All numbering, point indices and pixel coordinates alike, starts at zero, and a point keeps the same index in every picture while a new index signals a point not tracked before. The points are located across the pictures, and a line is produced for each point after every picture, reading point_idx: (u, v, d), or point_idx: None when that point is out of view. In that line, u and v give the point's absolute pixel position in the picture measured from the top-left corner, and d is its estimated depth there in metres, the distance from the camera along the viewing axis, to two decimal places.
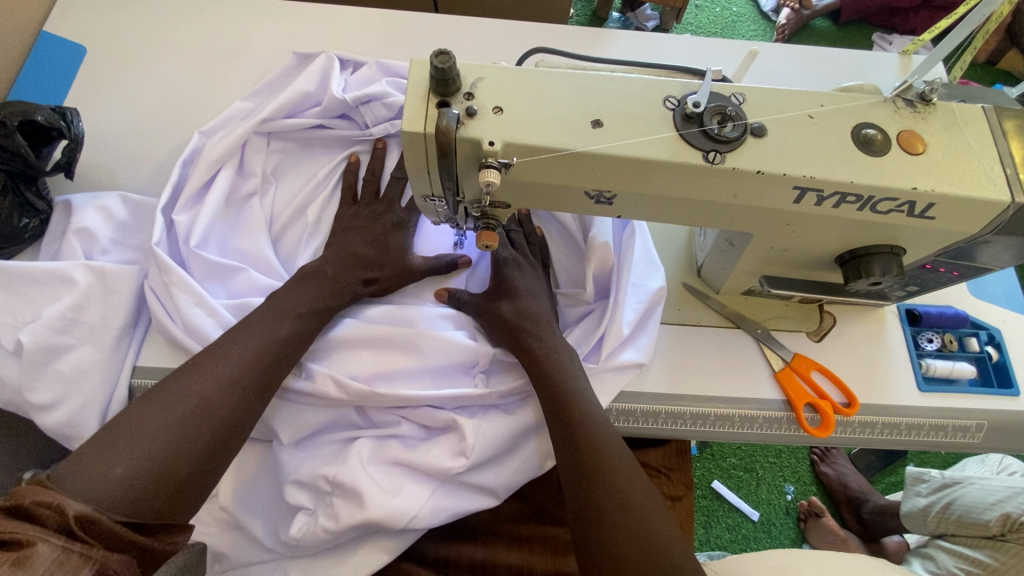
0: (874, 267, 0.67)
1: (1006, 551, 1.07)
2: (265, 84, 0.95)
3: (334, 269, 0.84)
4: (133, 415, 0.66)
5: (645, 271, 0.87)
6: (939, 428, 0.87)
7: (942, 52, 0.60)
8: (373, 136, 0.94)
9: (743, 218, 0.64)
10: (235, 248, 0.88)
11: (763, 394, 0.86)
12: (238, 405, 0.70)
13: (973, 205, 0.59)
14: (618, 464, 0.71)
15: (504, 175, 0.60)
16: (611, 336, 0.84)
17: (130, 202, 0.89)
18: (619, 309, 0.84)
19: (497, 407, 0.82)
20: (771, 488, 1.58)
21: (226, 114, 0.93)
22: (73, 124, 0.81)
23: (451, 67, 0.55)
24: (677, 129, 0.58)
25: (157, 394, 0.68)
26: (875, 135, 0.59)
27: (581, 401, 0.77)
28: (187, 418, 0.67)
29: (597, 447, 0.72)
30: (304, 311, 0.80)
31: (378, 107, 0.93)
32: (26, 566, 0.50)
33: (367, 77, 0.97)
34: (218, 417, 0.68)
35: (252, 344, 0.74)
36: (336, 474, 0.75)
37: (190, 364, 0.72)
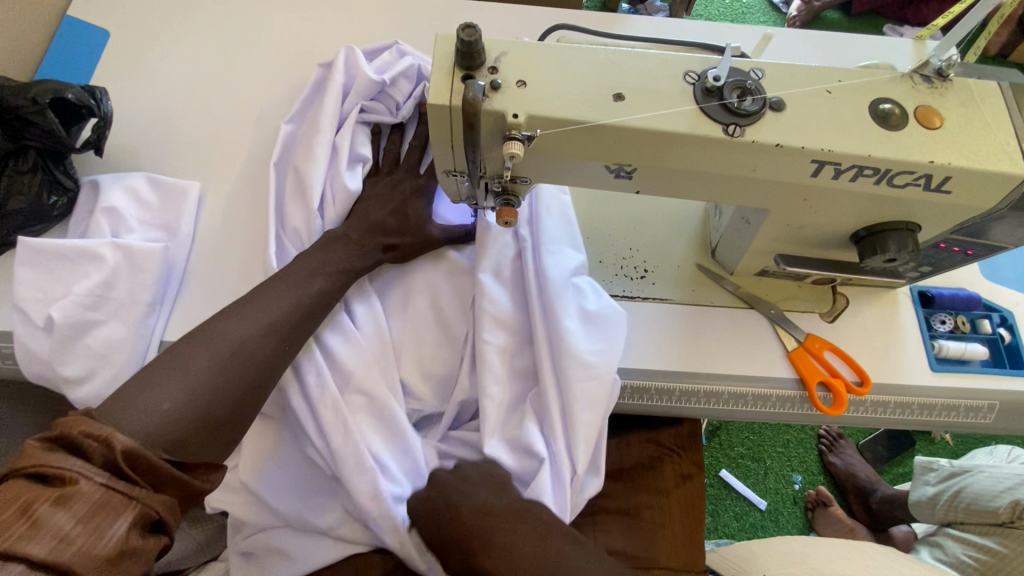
0: (890, 243, 0.68)
1: (1013, 536, 1.07)
2: (301, 101, 0.96)
3: (357, 232, 0.85)
4: (173, 357, 0.68)
5: (586, 301, 0.84)
6: (951, 407, 0.87)
7: (958, 34, 0.59)
8: (395, 111, 0.94)
9: (760, 192, 0.65)
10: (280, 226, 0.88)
11: (776, 373, 0.87)
12: (274, 353, 0.73)
13: (989, 179, 0.60)
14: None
15: (527, 148, 0.62)
16: (583, 375, 0.79)
17: (155, 183, 0.90)
18: (575, 398, 0.78)
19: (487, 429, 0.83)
20: (780, 478, 1.59)
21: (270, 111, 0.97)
22: (102, 102, 0.82)
23: (477, 40, 0.56)
24: (697, 102, 0.59)
25: (197, 337, 0.71)
26: (892, 110, 0.60)
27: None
28: (226, 361, 0.69)
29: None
30: (338, 269, 0.82)
31: (404, 82, 0.94)
32: (66, 506, 0.52)
33: (388, 61, 0.96)
34: (253, 363, 0.70)
35: (287, 298, 0.76)
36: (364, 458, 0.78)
37: (229, 309, 0.74)
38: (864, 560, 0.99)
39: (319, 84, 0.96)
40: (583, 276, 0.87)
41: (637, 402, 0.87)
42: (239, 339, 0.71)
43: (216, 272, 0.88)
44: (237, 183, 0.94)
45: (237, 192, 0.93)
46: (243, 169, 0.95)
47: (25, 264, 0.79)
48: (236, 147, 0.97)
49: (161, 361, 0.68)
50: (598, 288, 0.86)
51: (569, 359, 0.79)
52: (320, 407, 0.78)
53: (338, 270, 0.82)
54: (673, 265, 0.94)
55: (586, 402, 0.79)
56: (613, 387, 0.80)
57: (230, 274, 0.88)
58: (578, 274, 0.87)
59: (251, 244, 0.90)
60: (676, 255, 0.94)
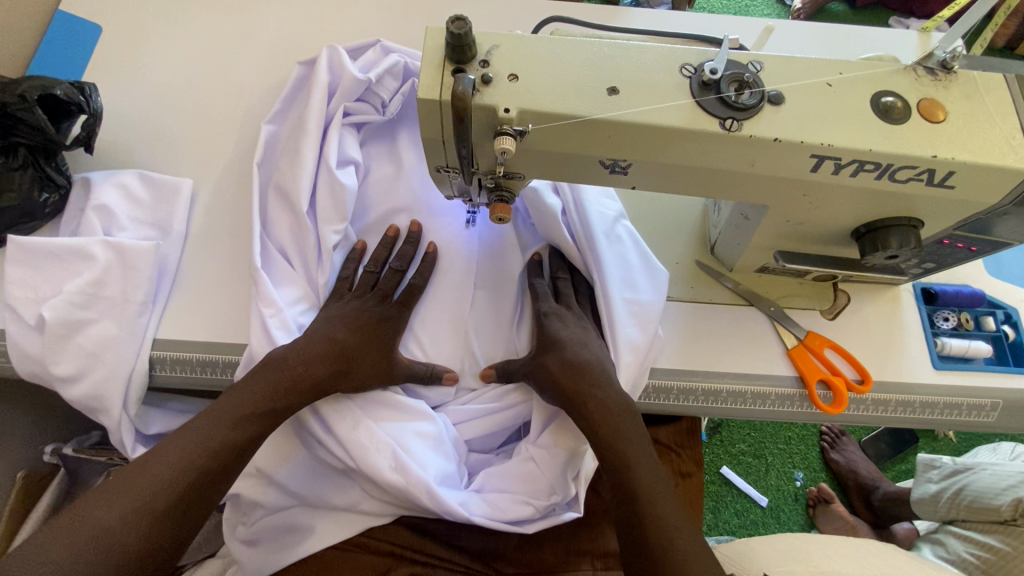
0: (891, 239, 0.66)
1: (1015, 535, 1.05)
2: (281, 101, 0.95)
3: (297, 357, 0.77)
4: (27, 551, 0.60)
5: (629, 247, 0.88)
6: (954, 406, 0.86)
7: (963, 27, 0.58)
8: (389, 111, 0.94)
9: (757, 188, 0.64)
10: (280, 247, 0.88)
11: (775, 371, 0.86)
12: (168, 531, 0.65)
13: (993, 173, 0.58)
14: (660, 490, 0.73)
15: (519, 144, 0.61)
16: (634, 314, 0.84)
17: (147, 179, 0.89)
18: (621, 342, 0.82)
19: (492, 416, 0.87)
20: (781, 474, 1.58)
21: (259, 138, 0.93)
22: (92, 98, 0.82)
23: (467, 33, 0.55)
24: (693, 96, 0.58)
25: (66, 520, 0.63)
26: (894, 103, 0.59)
27: (645, 475, 0.74)
28: (94, 555, 0.61)
29: (642, 473, 0.74)
30: (247, 415, 0.73)
31: (389, 80, 0.94)
32: None
33: (372, 59, 0.96)
34: (133, 548, 0.63)
35: (177, 458, 0.68)
36: (383, 450, 0.78)
37: (190, 421, 0.73)
38: (864, 551, 0.98)
39: (301, 83, 0.96)
40: (624, 224, 0.89)
41: (650, 401, 0.86)
42: (127, 507, 0.64)
43: (210, 268, 0.87)
44: (231, 180, 0.93)
45: (230, 191, 0.93)
46: (236, 166, 0.94)
47: (13, 262, 0.79)
48: (228, 145, 0.96)
49: (17, 553, 0.60)
50: (638, 239, 0.89)
51: (619, 307, 0.84)
52: (329, 407, 0.80)
53: (247, 416, 0.73)
54: (671, 262, 0.93)
55: (628, 347, 0.83)
56: (654, 336, 0.84)
57: (225, 270, 0.87)
58: (619, 221, 0.89)
59: (246, 240, 0.90)
60: (674, 252, 0.93)
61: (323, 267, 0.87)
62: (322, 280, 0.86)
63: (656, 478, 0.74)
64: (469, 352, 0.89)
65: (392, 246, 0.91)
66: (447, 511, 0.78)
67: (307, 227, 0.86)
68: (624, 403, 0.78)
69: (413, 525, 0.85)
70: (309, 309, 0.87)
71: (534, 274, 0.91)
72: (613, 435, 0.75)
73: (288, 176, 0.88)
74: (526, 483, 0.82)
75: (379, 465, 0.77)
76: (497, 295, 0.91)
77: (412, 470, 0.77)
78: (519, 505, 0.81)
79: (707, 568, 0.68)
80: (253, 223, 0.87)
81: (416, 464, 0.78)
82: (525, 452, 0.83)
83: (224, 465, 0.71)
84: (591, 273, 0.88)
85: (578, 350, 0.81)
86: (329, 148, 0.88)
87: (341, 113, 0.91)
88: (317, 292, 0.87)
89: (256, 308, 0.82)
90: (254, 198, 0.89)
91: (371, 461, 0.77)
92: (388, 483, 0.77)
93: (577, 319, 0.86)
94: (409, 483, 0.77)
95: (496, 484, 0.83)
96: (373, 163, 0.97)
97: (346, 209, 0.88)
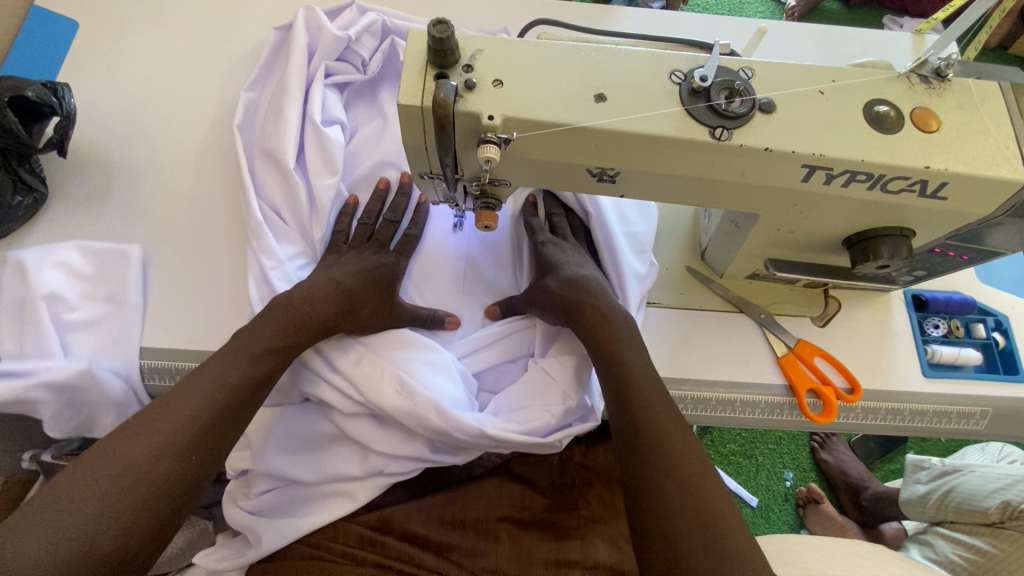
0: (883, 248, 0.65)
1: (1004, 538, 1.05)
2: (259, 69, 0.98)
3: (300, 298, 0.79)
4: (51, 491, 0.58)
5: None
6: (943, 414, 0.86)
7: (955, 30, 0.57)
8: (372, 68, 0.99)
9: (747, 198, 0.63)
10: (274, 207, 0.90)
11: (765, 378, 0.85)
12: (191, 469, 0.64)
13: (986, 184, 0.57)
14: (674, 429, 0.71)
15: (504, 151, 0.59)
16: (635, 244, 0.89)
17: (88, 251, 0.84)
18: (625, 271, 0.87)
19: (499, 345, 0.89)
20: (771, 474, 1.58)
21: (240, 105, 0.95)
22: (65, 100, 0.81)
23: (450, 37, 0.53)
24: (683, 104, 0.56)
25: (88, 460, 0.61)
26: (888, 112, 0.57)
27: (663, 418, 0.72)
28: (124, 488, 0.59)
29: (653, 413, 0.72)
30: (261, 352, 0.74)
31: (368, 39, 0.99)
32: None
33: (349, 19, 1.00)
34: (159, 483, 0.61)
35: (199, 394, 0.68)
36: (388, 376, 0.80)
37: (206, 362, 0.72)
38: (852, 549, 0.98)
39: (278, 49, 0.98)
40: None
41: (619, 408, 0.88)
42: (149, 445, 0.62)
43: (193, 270, 0.86)
44: (216, 180, 0.93)
45: (216, 190, 0.92)
46: (220, 165, 0.94)
47: None
48: (213, 147, 0.95)
49: (40, 494, 0.58)
50: None
51: (620, 238, 0.89)
52: (330, 345, 0.83)
53: (259, 354, 0.74)
54: (662, 268, 0.92)
55: (631, 276, 0.87)
56: (653, 264, 0.89)
57: (210, 271, 0.87)
58: None
59: (232, 237, 0.89)
60: (665, 257, 0.92)
61: (318, 221, 0.89)
62: (318, 235, 0.88)
63: (674, 420, 0.73)
64: (470, 300, 0.94)
65: (385, 199, 0.94)
66: (460, 427, 0.78)
67: (298, 183, 0.89)
68: (630, 331, 0.80)
69: (402, 531, 0.84)
70: (308, 264, 0.89)
71: (529, 213, 0.94)
72: (630, 380, 0.75)
73: (273, 136, 0.90)
74: (539, 394, 0.84)
75: (385, 393, 0.79)
76: (496, 252, 0.97)
77: (417, 391, 0.79)
78: (536, 412, 0.82)
79: (723, 504, 0.66)
80: (245, 184, 0.88)
81: (422, 386, 0.80)
82: (534, 372, 0.85)
83: (240, 403, 0.70)
84: (587, 207, 0.92)
85: (575, 270, 0.86)
86: (314, 104, 0.92)
87: (324, 71, 0.95)
88: (313, 247, 0.90)
89: (257, 260, 0.84)
90: (241, 160, 0.90)
91: (376, 389, 0.79)
92: (395, 408, 0.78)
93: (575, 250, 0.90)
94: (414, 407, 0.78)
95: (509, 401, 0.84)
96: (359, 123, 1.00)
97: (335, 163, 0.90)
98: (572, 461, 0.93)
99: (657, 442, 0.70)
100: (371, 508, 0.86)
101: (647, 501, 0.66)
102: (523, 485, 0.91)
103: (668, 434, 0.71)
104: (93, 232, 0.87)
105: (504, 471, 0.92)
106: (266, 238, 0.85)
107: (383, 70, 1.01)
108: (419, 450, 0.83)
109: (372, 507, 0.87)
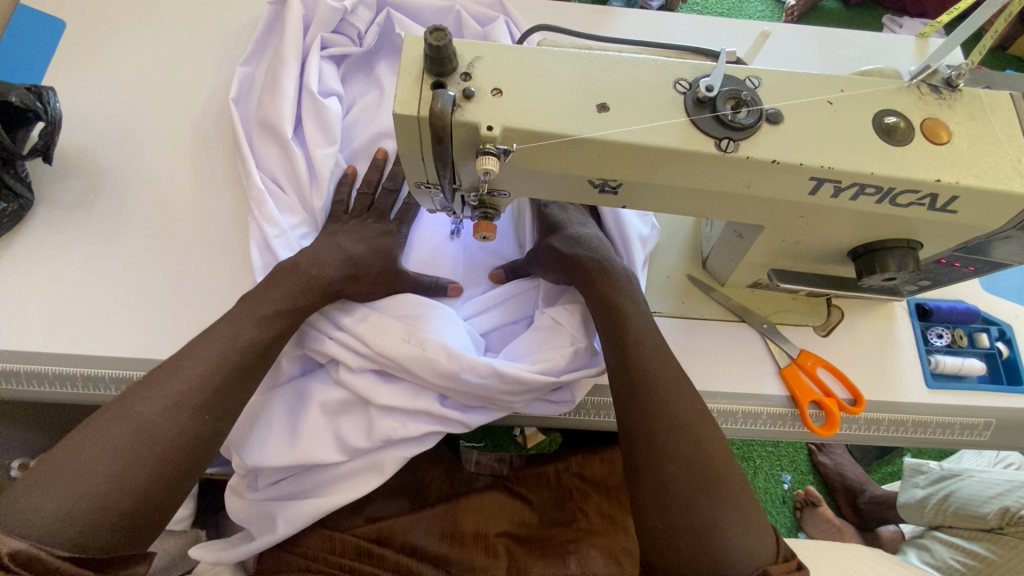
0: (890, 261, 0.64)
1: (1003, 543, 1.04)
2: (254, 43, 0.98)
3: (308, 263, 0.78)
4: (68, 450, 0.60)
5: None
6: (946, 425, 0.84)
7: (960, 35, 0.55)
8: (369, 38, 1.00)
9: (753, 210, 0.61)
10: (275, 178, 0.91)
11: (766, 389, 0.84)
12: (203, 427, 0.66)
13: (998, 198, 0.56)
14: (676, 390, 0.72)
15: (504, 162, 0.57)
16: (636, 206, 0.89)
17: None
18: (628, 233, 0.87)
19: (503, 305, 0.89)
20: (769, 477, 1.56)
21: (237, 78, 0.96)
22: (50, 105, 0.79)
23: (447, 45, 0.51)
24: (688, 114, 0.55)
25: (102, 420, 0.63)
26: (897, 123, 0.56)
27: (666, 381, 0.72)
28: (136, 448, 0.61)
29: (656, 374, 0.73)
30: (268, 315, 0.74)
31: (363, 12, 0.99)
32: None
33: None
34: (174, 440, 0.63)
35: (208, 355, 0.69)
36: (395, 328, 0.79)
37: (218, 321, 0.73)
38: (851, 553, 0.96)
39: (272, 25, 0.99)
40: None
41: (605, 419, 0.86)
42: (166, 403, 0.64)
43: (185, 274, 0.84)
44: (213, 179, 0.91)
45: (212, 189, 0.91)
46: (219, 163, 0.93)
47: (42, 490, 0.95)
48: (206, 147, 0.93)
49: (57, 452, 0.60)
50: None
51: None
52: (334, 306, 0.82)
53: (268, 318, 0.74)
54: (663, 276, 0.90)
55: (633, 237, 0.87)
56: (654, 225, 0.89)
57: (202, 273, 0.85)
58: None
59: (225, 238, 0.87)
60: (666, 265, 0.91)
61: (318, 190, 0.89)
62: (318, 204, 0.88)
63: (677, 381, 0.73)
64: (470, 271, 0.94)
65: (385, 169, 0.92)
66: (469, 365, 0.76)
67: (298, 153, 0.90)
68: (632, 288, 0.80)
69: (402, 544, 0.83)
70: (310, 234, 0.89)
71: None
72: (636, 342, 0.75)
73: (272, 107, 0.91)
74: (548, 339, 0.83)
75: (392, 338, 0.78)
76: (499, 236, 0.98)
77: (426, 336, 0.78)
78: (547, 353, 0.81)
79: (719, 461, 0.68)
80: (244, 156, 0.89)
81: (429, 334, 0.79)
82: (541, 322, 0.85)
83: (241, 373, 0.70)
84: None
85: (578, 229, 0.86)
86: (312, 75, 0.93)
87: (320, 44, 0.96)
88: (314, 217, 0.90)
89: (259, 228, 0.85)
90: (239, 132, 0.91)
91: (384, 340, 0.78)
92: (404, 354, 0.77)
93: (578, 210, 0.90)
94: (423, 353, 0.77)
95: (518, 349, 0.83)
96: (356, 96, 1.00)
97: (333, 132, 0.91)
98: (569, 473, 0.93)
99: (659, 404, 0.70)
100: (369, 520, 0.85)
101: (648, 456, 0.68)
102: (520, 501, 0.91)
103: (665, 388, 0.72)
104: (81, 238, 0.85)
105: (504, 487, 0.92)
106: (268, 208, 0.86)
107: (379, 43, 1.02)
108: (430, 402, 0.80)
109: (371, 519, 0.85)
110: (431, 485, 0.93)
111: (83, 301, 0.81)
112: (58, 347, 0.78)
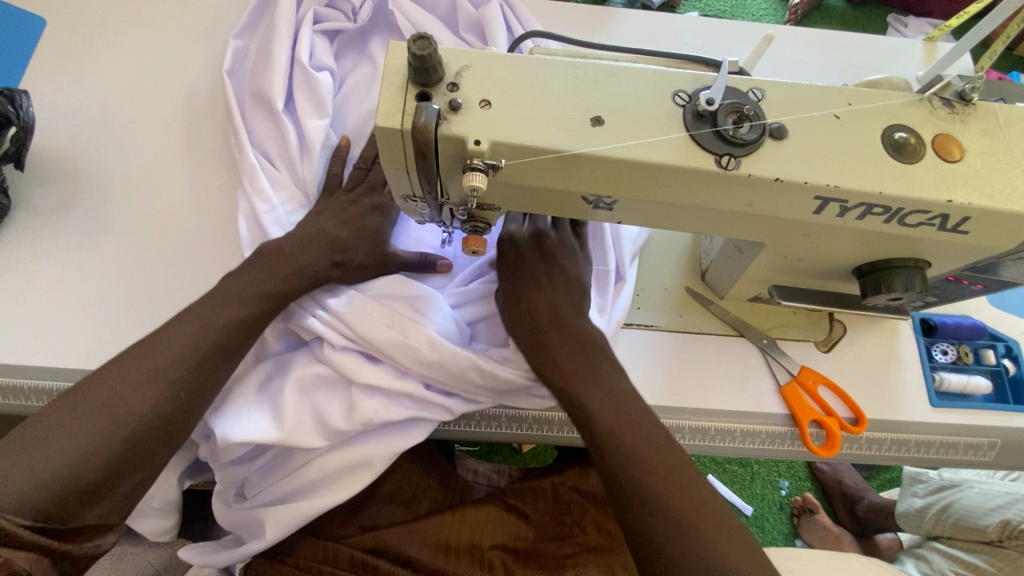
0: (896, 281, 0.61)
1: (1003, 557, 1.01)
2: (248, 15, 0.95)
3: (293, 246, 0.78)
4: (36, 427, 0.60)
5: None
6: (950, 445, 0.82)
7: (968, 42, 0.54)
8: (362, 13, 0.96)
9: (756, 228, 0.58)
10: (266, 151, 0.89)
11: (766, 408, 0.81)
12: (179, 403, 0.66)
13: (1013, 220, 0.53)
14: (645, 438, 0.69)
15: (491, 177, 0.54)
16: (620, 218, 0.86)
17: None
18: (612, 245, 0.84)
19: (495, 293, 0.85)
20: (766, 483, 1.52)
21: (230, 51, 0.93)
22: (22, 109, 0.78)
23: (432, 54, 0.48)
24: (687, 129, 0.52)
25: (74, 399, 0.62)
26: (908, 140, 0.53)
27: (633, 433, 0.70)
28: (108, 427, 0.61)
29: (623, 429, 0.70)
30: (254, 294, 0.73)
31: None
32: None
33: None
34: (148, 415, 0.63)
35: (188, 334, 0.68)
36: (379, 313, 0.76)
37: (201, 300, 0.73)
38: (850, 563, 0.92)
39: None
40: None
41: None
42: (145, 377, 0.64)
43: (167, 281, 0.81)
44: (199, 177, 0.89)
45: (198, 190, 0.88)
46: (206, 160, 0.90)
47: None
48: (191, 147, 0.90)
49: (33, 422, 0.60)
50: None
51: None
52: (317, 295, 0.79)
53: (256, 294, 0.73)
54: (660, 289, 0.88)
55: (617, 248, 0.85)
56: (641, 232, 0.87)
57: (184, 280, 0.82)
58: None
59: (209, 242, 0.84)
60: (664, 277, 0.88)
61: (309, 164, 0.87)
62: (309, 178, 0.86)
63: (644, 429, 0.70)
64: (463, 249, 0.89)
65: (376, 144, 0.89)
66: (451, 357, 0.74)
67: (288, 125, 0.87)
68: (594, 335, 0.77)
69: (397, 555, 0.81)
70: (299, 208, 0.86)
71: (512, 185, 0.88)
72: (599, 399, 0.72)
73: (262, 79, 0.88)
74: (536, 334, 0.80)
75: (376, 323, 0.75)
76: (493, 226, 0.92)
77: (411, 324, 0.75)
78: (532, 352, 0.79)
79: (701, 506, 0.65)
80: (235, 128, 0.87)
81: (413, 322, 0.76)
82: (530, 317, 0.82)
83: (209, 374, 0.68)
84: None
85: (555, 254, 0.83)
86: (303, 46, 0.90)
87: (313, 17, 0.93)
88: (305, 190, 0.87)
89: (249, 202, 0.83)
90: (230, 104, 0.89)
91: (368, 324, 0.75)
92: (386, 340, 0.74)
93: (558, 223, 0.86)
94: (407, 341, 0.74)
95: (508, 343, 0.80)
96: (349, 74, 0.97)
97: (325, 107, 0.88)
98: (566, 486, 0.90)
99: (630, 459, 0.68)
100: (364, 528, 0.83)
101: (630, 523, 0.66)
102: (516, 515, 0.88)
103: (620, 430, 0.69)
104: (58, 245, 0.82)
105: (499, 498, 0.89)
106: (258, 182, 0.84)
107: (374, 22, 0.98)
108: (414, 384, 0.75)
109: (365, 527, 0.83)
110: (426, 492, 0.89)
111: (60, 310, 0.78)
112: (34, 360, 0.76)
